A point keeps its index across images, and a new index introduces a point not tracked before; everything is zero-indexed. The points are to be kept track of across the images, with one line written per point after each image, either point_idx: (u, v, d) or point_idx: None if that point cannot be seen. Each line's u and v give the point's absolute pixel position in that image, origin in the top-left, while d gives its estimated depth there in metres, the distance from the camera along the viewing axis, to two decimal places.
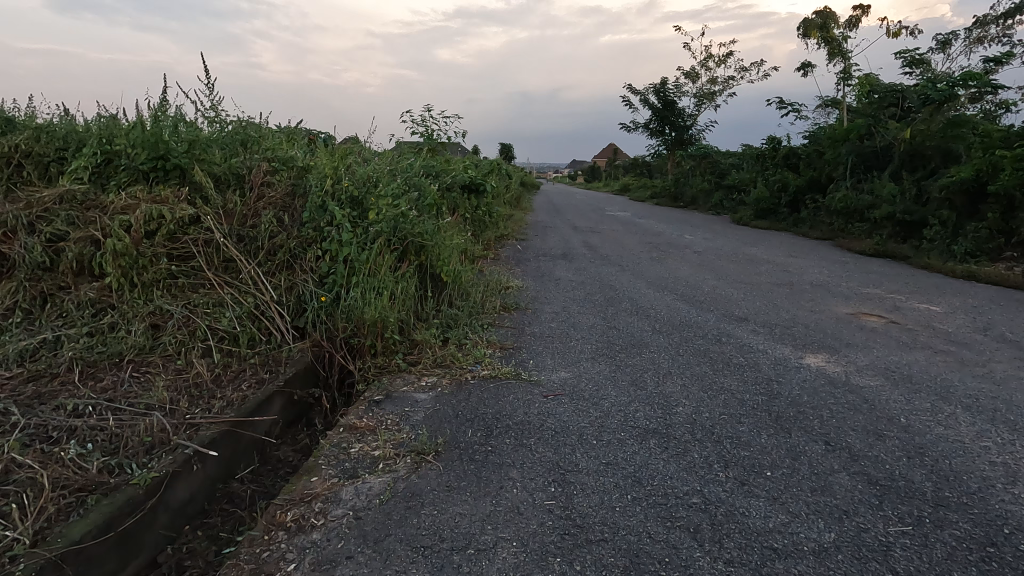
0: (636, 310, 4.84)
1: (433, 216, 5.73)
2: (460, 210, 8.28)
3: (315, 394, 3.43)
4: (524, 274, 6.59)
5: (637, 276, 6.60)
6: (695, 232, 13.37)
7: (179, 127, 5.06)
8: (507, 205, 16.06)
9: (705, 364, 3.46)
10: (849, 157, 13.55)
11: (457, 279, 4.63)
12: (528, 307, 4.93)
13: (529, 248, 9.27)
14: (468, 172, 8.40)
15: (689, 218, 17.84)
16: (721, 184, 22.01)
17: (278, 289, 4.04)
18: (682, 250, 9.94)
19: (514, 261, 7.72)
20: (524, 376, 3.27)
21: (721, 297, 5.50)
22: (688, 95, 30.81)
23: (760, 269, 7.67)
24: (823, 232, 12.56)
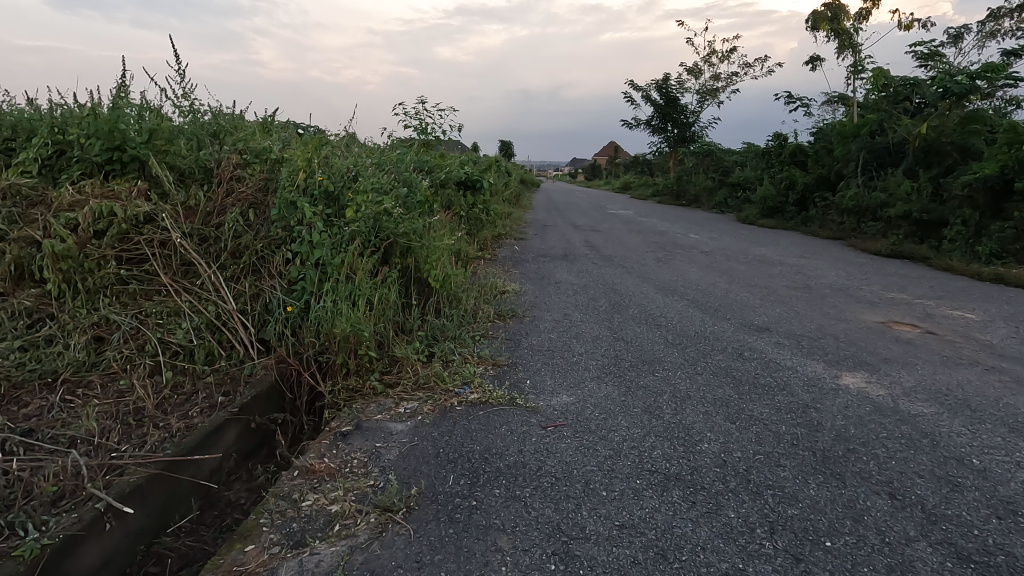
0: (644, 319, 4.39)
1: (422, 215, 5.27)
2: (455, 208, 7.80)
3: (279, 420, 2.98)
4: (522, 277, 6.13)
5: (644, 279, 6.15)
6: (700, 231, 12.90)
7: (142, 116, 4.57)
8: (506, 203, 15.56)
9: (728, 385, 3.01)
10: (860, 154, 13.08)
11: (446, 285, 4.16)
12: (526, 315, 4.47)
13: (528, 248, 8.81)
14: (464, 168, 7.94)
15: (692, 217, 17.36)
16: (725, 183, 21.53)
17: (242, 297, 3.57)
18: (689, 250, 9.47)
19: (511, 262, 7.26)
20: (519, 401, 2.81)
21: (736, 303, 5.04)
22: (691, 91, 30.32)
23: (774, 272, 7.20)
24: (834, 231, 12.09)
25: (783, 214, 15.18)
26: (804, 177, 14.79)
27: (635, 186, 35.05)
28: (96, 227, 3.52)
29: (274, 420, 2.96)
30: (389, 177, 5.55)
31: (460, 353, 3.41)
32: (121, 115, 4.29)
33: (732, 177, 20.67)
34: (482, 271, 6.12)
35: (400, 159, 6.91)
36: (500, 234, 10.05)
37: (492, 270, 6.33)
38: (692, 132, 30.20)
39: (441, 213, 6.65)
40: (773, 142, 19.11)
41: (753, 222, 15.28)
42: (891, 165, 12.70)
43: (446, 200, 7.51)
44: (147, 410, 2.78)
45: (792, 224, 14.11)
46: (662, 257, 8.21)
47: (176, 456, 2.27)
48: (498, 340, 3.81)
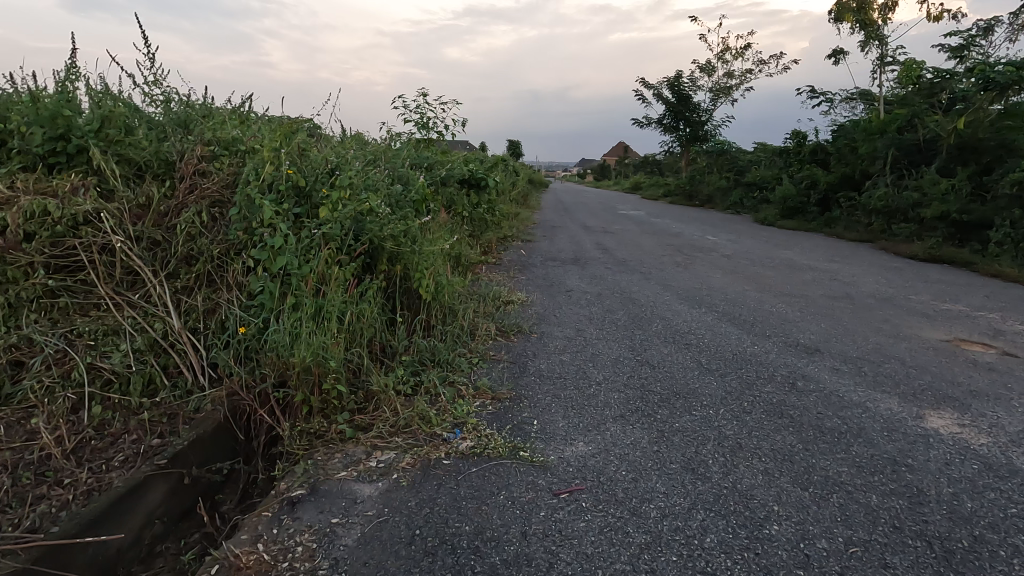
0: (671, 336, 3.79)
1: (417, 216, 4.68)
2: (455, 208, 7.21)
3: (226, 469, 2.42)
4: (530, 285, 5.52)
5: (665, 287, 5.53)
6: (718, 234, 12.23)
7: (97, 101, 4.00)
8: (513, 203, 14.89)
9: (786, 429, 2.40)
10: (887, 151, 12.37)
11: (440, 296, 3.56)
12: (533, 330, 3.88)
13: (536, 251, 8.20)
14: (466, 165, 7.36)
15: (707, 218, 16.64)
16: (741, 182, 20.82)
17: (194, 312, 2.98)
18: (709, 253, 8.82)
19: (517, 267, 6.66)
20: (524, 451, 2.21)
21: (774, 316, 4.43)
22: (704, 89, 29.60)
23: (806, 278, 6.56)
24: (861, 233, 11.39)
25: (804, 215, 14.47)
26: (826, 177, 14.07)
27: (646, 187, 34.30)
28: (26, 227, 2.91)
29: (219, 469, 2.40)
30: (379, 173, 4.97)
31: (452, 382, 2.82)
32: (69, 100, 3.71)
33: (748, 177, 19.92)
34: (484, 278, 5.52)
35: (396, 154, 6.32)
36: (506, 237, 9.42)
37: (496, 277, 5.73)
38: (705, 131, 29.43)
39: (439, 213, 6.07)
40: (791, 140, 18.36)
41: (772, 223, 14.56)
42: (921, 163, 11.98)
43: (446, 199, 6.92)
44: (55, 463, 2.21)
45: (814, 225, 13.40)
46: (682, 262, 7.57)
47: (62, 539, 1.75)
48: (499, 363, 3.21)
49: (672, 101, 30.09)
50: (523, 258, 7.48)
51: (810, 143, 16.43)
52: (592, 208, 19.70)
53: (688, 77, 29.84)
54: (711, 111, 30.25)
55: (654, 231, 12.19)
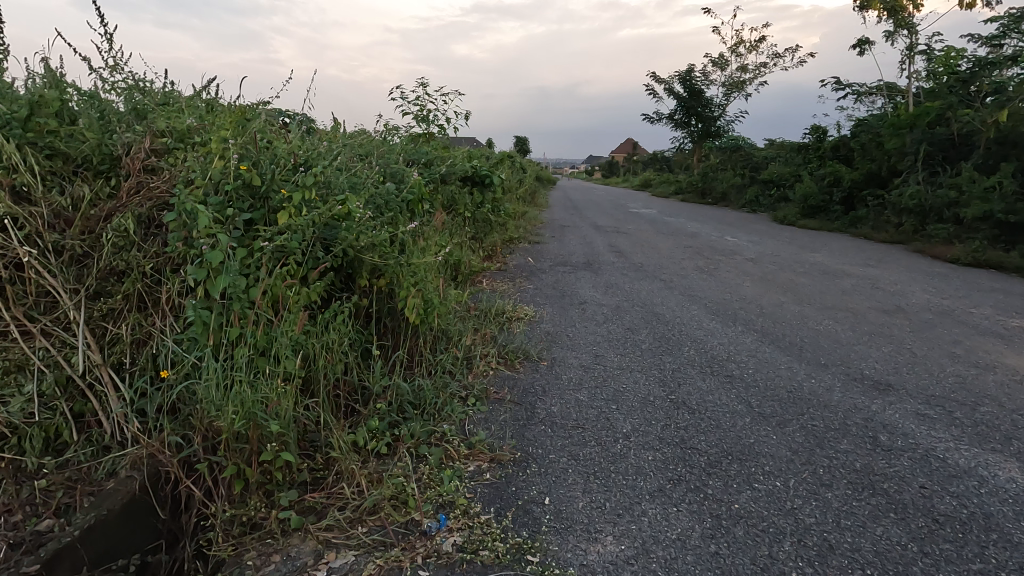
0: (707, 364, 3.18)
1: (408, 220, 4.09)
2: (456, 209, 6.59)
3: (136, 564, 1.85)
4: (538, 295, 4.92)
5: (690, 299, 4.92)
6: (737, 234, 11.54)
7: (32, 84, 3.40)
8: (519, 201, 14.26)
9: (883, 515, 1.80)
10: (918, 146, 11.64)
11: (432, 317, 2.97)
12: (542, 356, 3.28)
13: (544, 254, 7.61)
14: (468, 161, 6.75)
15: (722, 217, 15.93)
16: (756, 179, 20.06)
17: (120, 343, 2.34)
18: (731, 257, 8.18)
19: (523, 274, 6.05)
20: (533, 555, 1.61)
21: (822, 336, 3.81)
22: (716, 83, 28.81)
23: (844, 286, 5.91)
24: (891, 234, 10.69)
25: (826, 214, 13.75)
26: (851, 174, 13.34)
27: (655, 184, 33.52)
28: None
29: (126, 566, 1.83)
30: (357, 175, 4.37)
31: (439, 435, 2.23)
32: None
33: (764, 174, 19.16)
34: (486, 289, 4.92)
35: (388, 152, 5.72)
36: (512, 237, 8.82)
37: (499, 287, 5.14)
38: (717, 127, 28.62)
39: (431, 215, 5.45)
40: (810, 136, 17.61)
41: (793, 223, 13.85)
42: (955, 159, 11.25)
43: (446, 201, 6.31)
44: None
45: (838, 225, 12.69)
46: (704, 267, 6.94)
47: None
48: (499, 403, 2.63)
49: (684, 96, 29.31)
50: (530, 263, 6.88)
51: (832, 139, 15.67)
52: (601, 207, 19.03)
53: (700, 71, 29.05)
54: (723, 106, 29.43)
55: (669, 231, 11.51)
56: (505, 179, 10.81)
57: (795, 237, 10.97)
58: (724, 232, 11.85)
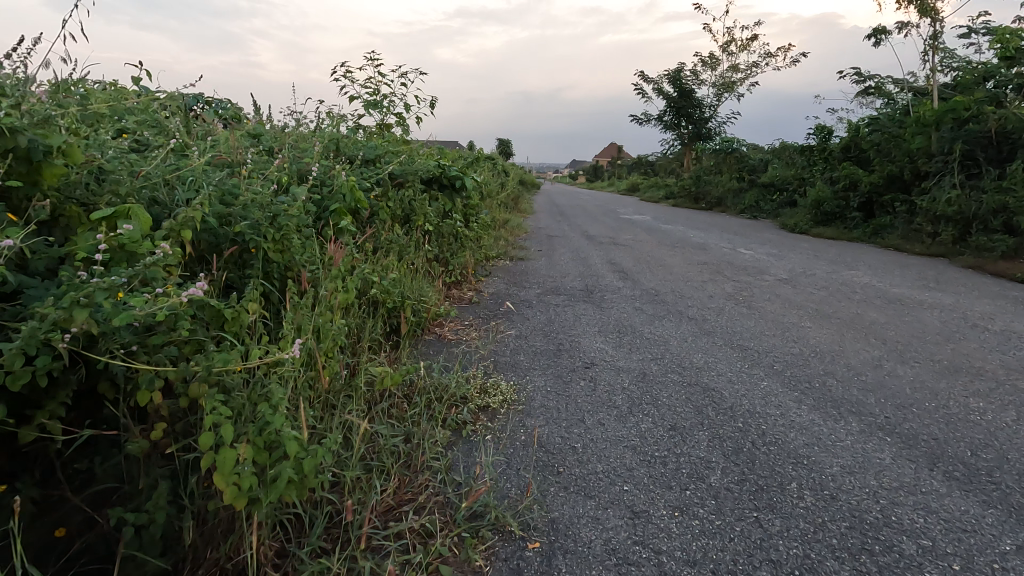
0: (857, 541, 1.64)
1: (299, 265, 2.60)
2: (412, 225, 4.98)
3: None
4: (520, 352, 3.33)
5: (746, 356, 3.36)
6: (750, 245, 10.06)
7: None
8: (500, 207, 12.61)
9: None
10: (952, 145, 10.31)
11: (293, 490, 1.33)
12: (531, 526, 1.69)
13: (531, 276, 6.02)
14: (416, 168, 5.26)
15: (724, 224, 14.49)
16: (756, 184, 18.74)
17: None
18: (759, 277, 6.67)
19: (503, 310, 4.46)
20: None
21: (998, 441, 2.29)
22: (707, 83, 27.61)
23: (932, 324, 4.42)
24: (928, 245, 9.31)
25: (842, 222, 12.37)
26: (870, 176, 11.98)
27: (644, 188, 32.11)
28: None
29: None
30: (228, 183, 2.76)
31: None
32: None
33: (765, 178, 17.79)
34: (445, 347, 3.30)
35: (312, 147, 4.09)
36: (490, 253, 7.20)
37: (466, 340, 3.53)
38: (709, 128, 27.32)
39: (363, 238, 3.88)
40: (815, 136, 16.32)
41: (805, 231, 12.45)
42: (993, 160, 9.95)
43: (396, 217, 4.72)
44: None
45: (858, 234, 11.32)
46: (736, 294, 5.38)
47: None
48: None
49: (674, 97, 27.98)
50: (512, 291, 5.27)
51: (843, 139, 14.33)
52: (591, 213, 17.46)
53: (690, 70, 27.76)
54: (715, 108, 28.18)
55: (673, 243, 10.00)
56: (481, 183, 9.20)
57: (818, 249, 9.53)
58: (734, 242, 10.36)
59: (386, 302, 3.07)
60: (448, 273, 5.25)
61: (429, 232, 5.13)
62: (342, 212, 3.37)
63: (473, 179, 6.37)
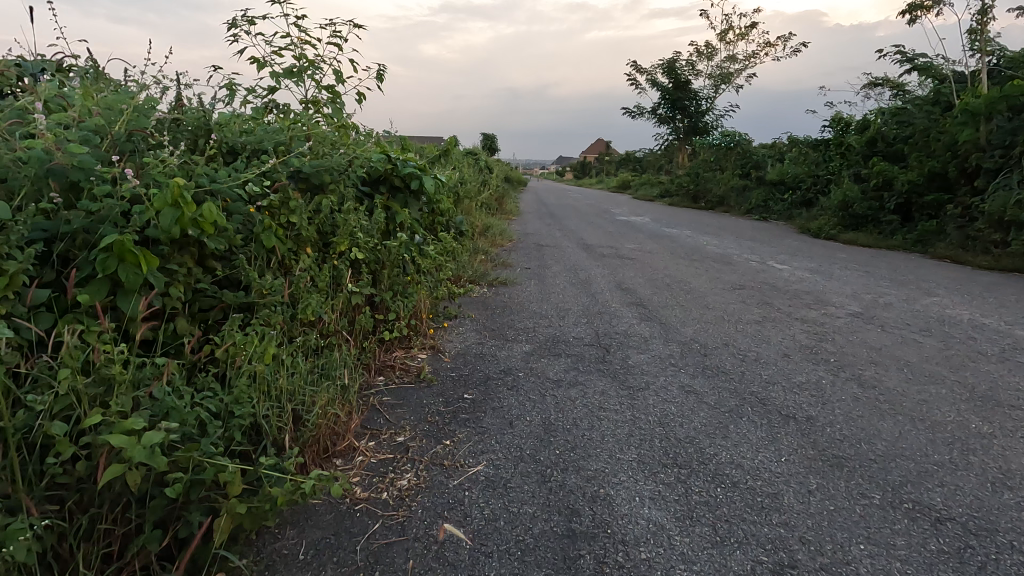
0: None
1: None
2: (329, 254, 3.22)
3: None
4: (493, 555, 1.58)
5: (963, 552, 1.63)
6: (779, 256, 8.39)
7: None
8: (480, 210, 10.77)
9: None
10: (1014, 138, 8.75)
11: None
12: None
13: (517, 319, 4.22)
14: (337, 166, 3.50)
15: (736, 228, 12.80)
16: (764, 182, 17.15)
17: None
18: (822, 309, 4.97)
19: (469, 401, 2.68)
20: None
21: None
22: (704, 75, 26.04)
23: None
24: (997, 257, 7.71)
25: (874, 226, 10.76)
26: (907, 174, 10.39)
27: (636, 186, 30.45)
28: None
29: None
30: None
31: None
32: None
33: (775, 175, 16.17)
34: (324, 565, 1.54)
35: (123, 120, 2.27)
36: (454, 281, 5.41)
37: (384, 515, 1.77)
38: (706, 122, 25.72)
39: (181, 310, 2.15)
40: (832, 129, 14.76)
41: (833, 237, 10.81)
42: None
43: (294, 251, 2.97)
44: None
45: (898, 242, 9.72)
46: (818, 348, 3.66)
47: None
48: None
49: (669, 88, 26.35)
50: (489, 351, 3.47)
51: (868, 132, 12.76)
52: (583, 214, 15.67)
53: (686, 60, 26.16)
54: (712, 100, 26.61)
55: (689, 254, 8.29)
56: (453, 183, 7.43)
57: (863, 263, 7.90)
58: (760, 253, 8.68)
59: (182, 466, 1.40)
60: (388, 326, 3.35)
61: (359, 263, 3.34)
62: (144, 259, 1.76)
63: (434, 179, 4.63)
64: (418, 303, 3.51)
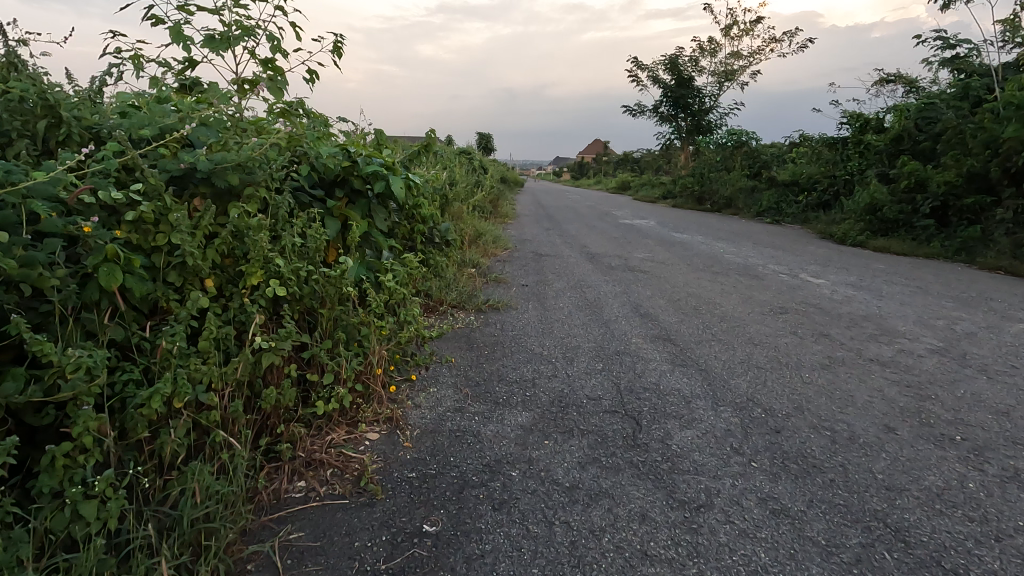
0: None
1: None
2: (237, 289, 2.26)
3: None
4: None
5: None
6: (810, 268, 7.39)
7: None
8: (473, 214, 9.77)
9: None
10: None
11: None
12: None
13: (510, 365, 3.21)
14: (256, 162, 2.50)
15: (751, 233, 11.85)
16: (775, 183, 16.18)
17: None
18: (893, 343, 3.97)
19: (430, 537, 1.67)
20: None
21: None
22: (707, 72, 25.06)
23: None
24: None
25: (907, 232, 9.76)
26: (943, 173, 9.41)
27: (637, 186, 29.44)
28: None
29: None
30: None
31: None
32: None
33: (788, 175, 15.19)
34: None
35: None
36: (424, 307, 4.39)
37: None
38: (710, 120, 24.74)
39: None
40: (850, 126, 13.78)
41: (861, 243, 9.82)
42: None
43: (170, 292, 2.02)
44: None
45: (937, 249, 8.73)
46: (927, 414, 2.65)
47: None
48: None
49: (671, 86, 25.38)
50: (467, 423, 2.45)
51: (893, 129, 11.78)
52: (584, 217, 14.70)
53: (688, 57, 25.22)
54: (715, 98, 25.63)
55: (707, 266, 7.30)
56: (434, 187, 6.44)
57: (909, 275, 6.91)
58: (788, 264, 7.68)
59: None
60: (324, 394, 2.32)
61: (282, 301, 2.36)
62: None
63: (400, 182, 3.66)
64: (373, 351, 2.50)
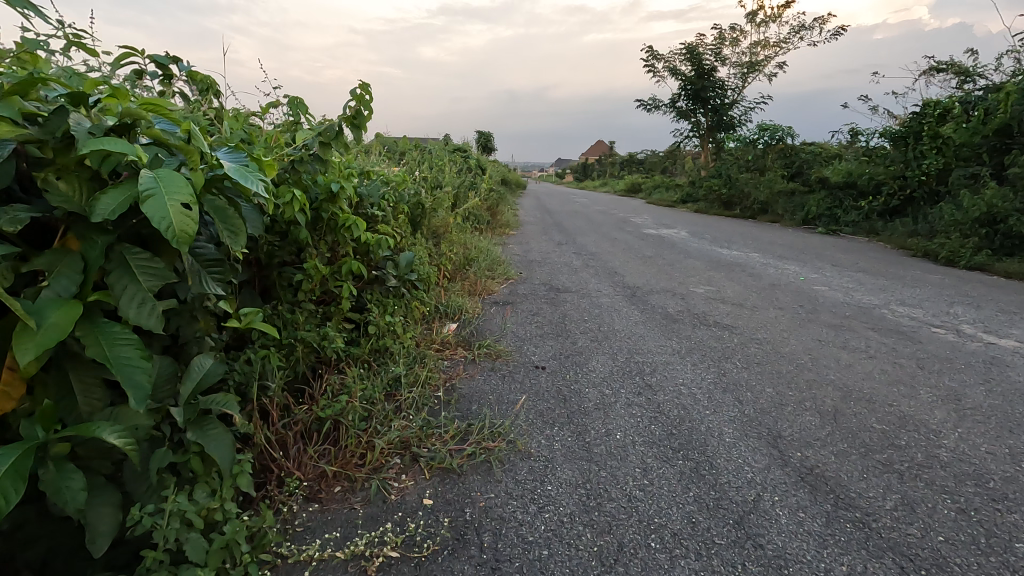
0: None
1: None
2: None
3: None
4: None
5: None
6: (960, 313, 4.97)
7: None
8: (465, 228, 7.40)
9: None
10: None
11: None
12: None
13: None
14: None
15: (815, 249, 9.45)
16: (826, 185, 13.76)
17: None
18: None
19: None
20: None
21: None
22: (731, 62, 22.64)
23: None
24: None
25: None
26: None
27: (650, 187, 27.03)
28: None
29: None
30: None
31: None
32: None
33: (845, 176, 12.76)
34: None
35: None
36: (321, 474, 1.95)
37: None
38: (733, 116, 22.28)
39: None
40: (928, 116, 11.32)
41: (981, 266, 7.40)
42: None
43: None
44: None
45: None
46: None
47: None
48: None
49: (690, 77, 22.93)
50: None
51: (997, 117, 9.32)
52: (602, 226, 12.31)
53: (709, 45, 22.72)
54: (739, 90, 23.19)
55: (811, 311, 4.89)
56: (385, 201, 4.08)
57: None
58: (922, 305, 5.25)
59: None
60: None
61: None
62: None
63: (167, 198, 1.19)
64: None
